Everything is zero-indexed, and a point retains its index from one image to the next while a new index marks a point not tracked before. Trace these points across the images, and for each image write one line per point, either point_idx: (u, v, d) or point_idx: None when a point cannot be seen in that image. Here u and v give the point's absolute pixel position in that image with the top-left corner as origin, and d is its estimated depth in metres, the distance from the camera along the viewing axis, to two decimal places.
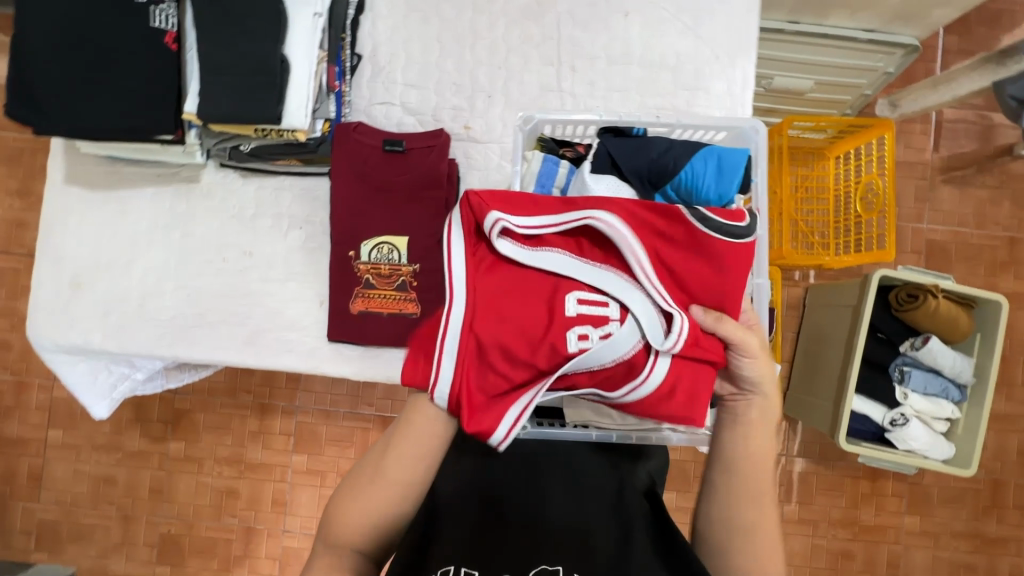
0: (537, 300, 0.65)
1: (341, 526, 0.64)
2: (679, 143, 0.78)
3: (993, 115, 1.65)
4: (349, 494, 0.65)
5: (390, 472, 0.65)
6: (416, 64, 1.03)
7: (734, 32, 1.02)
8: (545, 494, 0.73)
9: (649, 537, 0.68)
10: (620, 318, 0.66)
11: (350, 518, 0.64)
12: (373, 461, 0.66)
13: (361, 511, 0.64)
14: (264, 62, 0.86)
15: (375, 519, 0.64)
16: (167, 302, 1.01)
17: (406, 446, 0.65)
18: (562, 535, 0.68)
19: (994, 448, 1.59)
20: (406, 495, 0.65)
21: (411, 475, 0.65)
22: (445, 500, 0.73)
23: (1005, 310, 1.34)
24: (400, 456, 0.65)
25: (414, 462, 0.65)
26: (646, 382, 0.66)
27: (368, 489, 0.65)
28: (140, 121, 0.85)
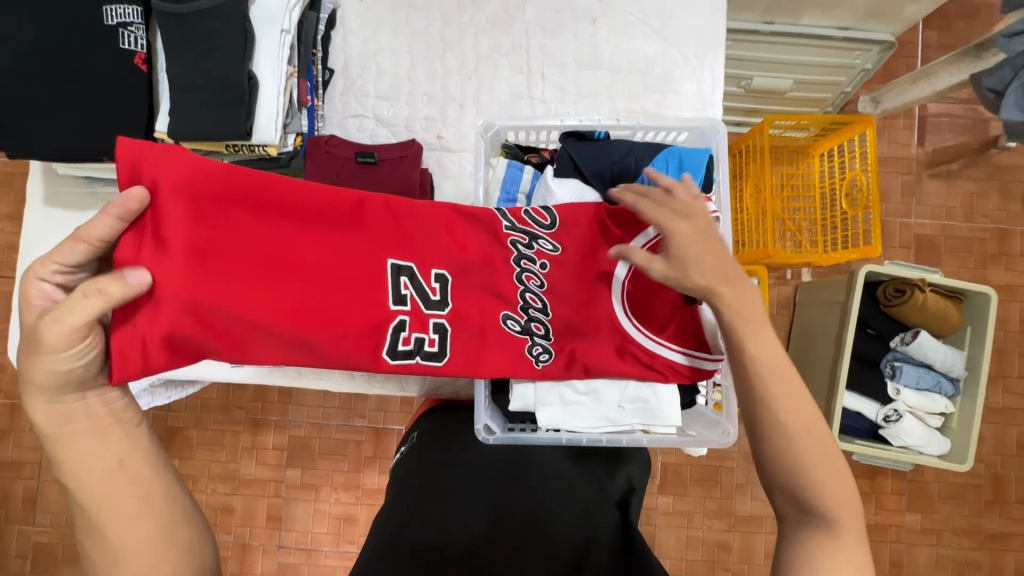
0: (266, 279, 0.65)
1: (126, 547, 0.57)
2: (640, 145, 0.78)
3: (977, 108, 1.66)
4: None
5: (127, 541, 0.58)
6: (387, 76, 1.05)
7: (702, 33, 1.03)
8: (517, 493, 0.73)
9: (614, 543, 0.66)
10: (425, 307, 0.73)
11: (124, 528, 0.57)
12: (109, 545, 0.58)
13: (118, 521, 0.57)
14: (231, 79, 0.86)
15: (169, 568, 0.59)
16: None
17: (75, 445, 0.57)
18: (524, 544, 0.66)
19: (993, 442, 1.57)
20: (164, 525, 0.60)
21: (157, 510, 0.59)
22: (409, 515, 0.70)
23: (995, 302, 1.33)
24: (115, 513, 0.58)
25: (101, 448, 0.58)
26: (439, 356, 0.73)
27: (130, 568, 0.58)
28: (111, 141, 0.86)
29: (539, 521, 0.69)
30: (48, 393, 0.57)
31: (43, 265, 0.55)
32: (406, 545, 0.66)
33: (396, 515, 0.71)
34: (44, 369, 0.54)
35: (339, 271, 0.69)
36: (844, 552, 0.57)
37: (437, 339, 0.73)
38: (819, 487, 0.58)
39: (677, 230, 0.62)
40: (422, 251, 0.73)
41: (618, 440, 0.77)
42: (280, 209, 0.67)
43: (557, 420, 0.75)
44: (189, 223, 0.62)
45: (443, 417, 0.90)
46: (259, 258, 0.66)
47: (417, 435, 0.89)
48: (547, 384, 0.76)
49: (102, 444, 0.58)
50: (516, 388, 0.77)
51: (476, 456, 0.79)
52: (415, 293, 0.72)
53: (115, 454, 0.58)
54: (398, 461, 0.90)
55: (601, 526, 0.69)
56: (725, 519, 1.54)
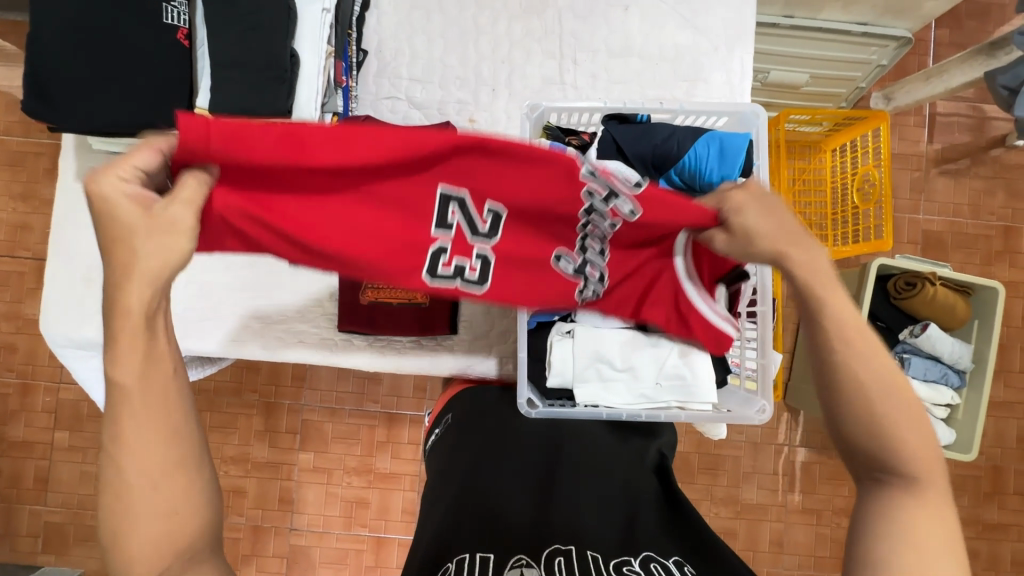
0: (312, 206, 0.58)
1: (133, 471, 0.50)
2: (682, 128, 0.78)
3: (985, 107, 1.68)
4: (120, 518, 0.50)
5: (138, 471, 0.50)
6: (420, 59, 1.05)
7: (732, 23, 1.04)
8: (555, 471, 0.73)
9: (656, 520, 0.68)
10: (470, 237, 0.65)
11: (136, 454, 0.50)
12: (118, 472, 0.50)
13: (141, 439, 0.50)
14: (273, 56, 0.87)
15: (173, 521, 0.51)
16: (178, 295, 1.02)
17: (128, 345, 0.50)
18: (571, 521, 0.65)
19: (993, 435, 1.61)
20: (180, 465, 0.52)
21: (179, 446, 0.52)
22: (456, 498, 0.70)
23: (1002, 296, 1.36)
24: (143, 435, 0.50)
25: (148, 357, 0.51)
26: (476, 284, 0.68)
27: (140, 499, 0.50)
28: (148, 113, 0.87)
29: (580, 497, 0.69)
30: (135, 282, 0.50)
31: (120, 169, 0.50)
32: (464, 522, 0.66)
33: (445, 496, 0.72)
34: (155, 255, 0.50)
35: (392, 203, 0.60)
36: (926, 504, 0.55)
37: (479, 265, 0.67)
38: (898, 443, 0.56)
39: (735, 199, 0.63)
40: (479, 181, 0.60)
41: (656, 415, 0.78)
42: (306, 135, 0.53)
43: (596, 396, 0.78)
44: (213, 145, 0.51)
45: (474, 400, 0.91)
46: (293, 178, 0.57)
47: (451, 416, 0.91)
48: (585, 361, 0.78)
49: (159, 354, 0.52)
50: (555, 364, 0.79)
51: (512, 432, 0.81)
52: (463, 221, 0.64)
53: (172, 365, 0.52)
54: (431, 444, 0.91)
55: (644, 500, 0.70)
56: (731, 507, 1.57)
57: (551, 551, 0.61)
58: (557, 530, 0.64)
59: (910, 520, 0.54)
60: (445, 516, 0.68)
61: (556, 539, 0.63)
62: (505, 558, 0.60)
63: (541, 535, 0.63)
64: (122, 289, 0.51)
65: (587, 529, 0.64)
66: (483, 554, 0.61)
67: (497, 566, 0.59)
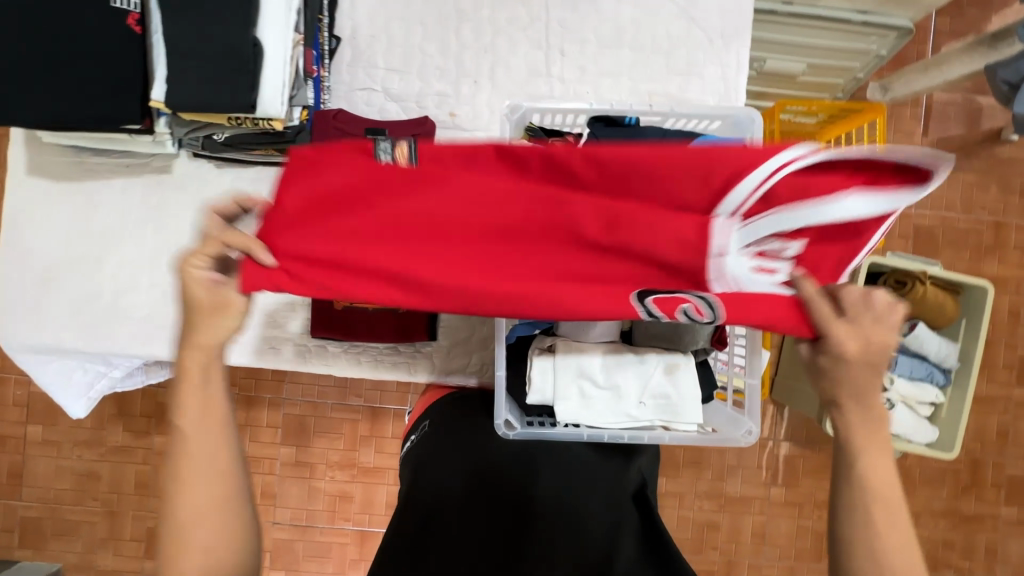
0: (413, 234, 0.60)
1: (183, 511, 0.53)
2: (673, 133, 0.74)
3: (982, 98, 1.65)
4: (170, 571, 0.52)
5: (187, 507, 0.53)
6: (397, 47, 0.99)
7: (728, 13, 0.98)
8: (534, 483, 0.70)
9: (635, 544, 0.65)
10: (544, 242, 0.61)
11: (189, 495, 0.53)
12: (169, 510, 0.53)
13: (194, 481, 0.54)
14: (233, 47, 0.80)
15: (217, 556, 0.53)
16: (141, 298, 0.97)
17: (184, 395, 0.55)
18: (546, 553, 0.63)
19: (974, 430, 1.62)
20: (222, 502, 0.55)
21: (221, 487, 0.55)
22: (428, 520, 0.68)
23: (992, 296, 1.35)
24: (193, 475, 0.54)
25: (203, 403, 0.56)
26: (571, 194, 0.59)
27: (194, 535, 0.53)
28: (102, 109, 0.80)
29: (559, 519, 0.66)
30: (194, 350, 0.56)
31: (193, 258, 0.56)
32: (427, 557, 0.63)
33: (410, 521, 0.68)
34: (214, 328, 0.56)
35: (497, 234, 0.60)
36: None
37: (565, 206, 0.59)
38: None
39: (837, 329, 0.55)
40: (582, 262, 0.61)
41: (639, 437, 0.75)
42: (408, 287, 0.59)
43: (577, 414, 0.73)
44: (302, 266, 0.58)
45: (450, 414, 0.86)
46: (379, 217, 0.59)
47: (427, 424, 0.87)
48: (566, 378, 0.74)
49: (211, 400, 0.56)
50: (534, 381, 0.75)
51: (484, 446, 0.76)
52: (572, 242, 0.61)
53: (220, 408, 0.56)
54: (407, 449, 0.88)
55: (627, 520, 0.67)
56: (715, 500, 1.57)
57: None
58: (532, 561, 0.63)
59: None
60: (411, 547, 0.65)
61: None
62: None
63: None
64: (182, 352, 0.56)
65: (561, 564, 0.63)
66: None
67: None
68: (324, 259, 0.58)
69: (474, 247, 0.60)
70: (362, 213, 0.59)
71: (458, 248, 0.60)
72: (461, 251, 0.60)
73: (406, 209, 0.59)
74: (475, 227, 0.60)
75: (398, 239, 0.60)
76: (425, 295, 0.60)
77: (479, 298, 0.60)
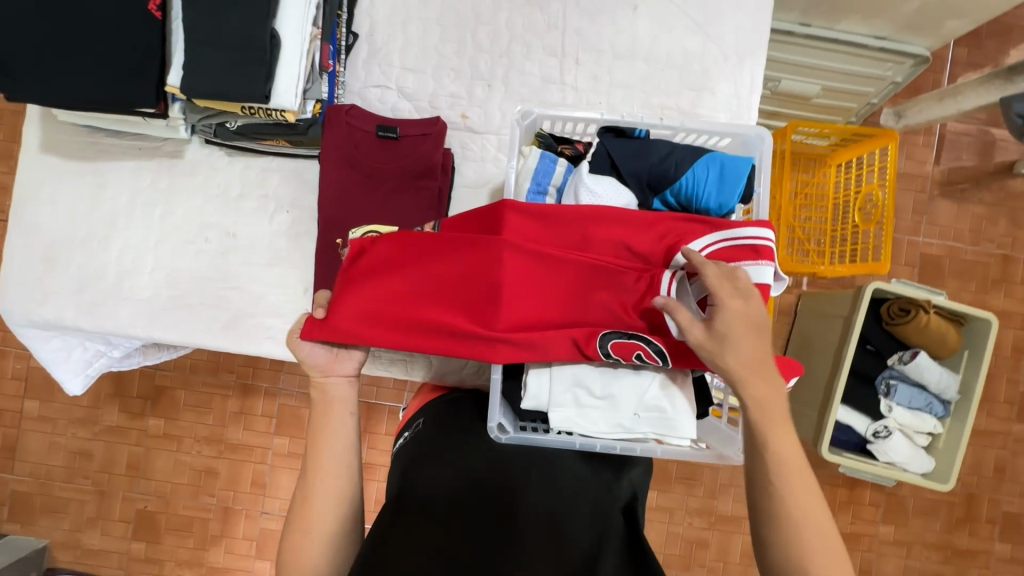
0: (426, 284, 0.73)
1: (316, 498, 0.69)
2: (682, 147, 0.73)
3: (995, 131, 1.65)
4: (302, 543, 0.67)
5: (323, 493, 0.69)
6: (413, 47, 1.00)
7: (745, 32, 0.99)
8: (522, 488, 0.68)
9: (621, 549, 0.63)
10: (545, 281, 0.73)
11: (323, 486, 0.69)
12: (306, 497, 0.69)
13: (326, 476, 0.70)
14: (251, 37, 0.81)
15: (335, 532, 0.69)
16: (145, 281, 0.98)
17: (321, 409, 0.73)
18: (529, 546, 0.61)
19: (971, 463, 1.60)
20: (346, 494, 0.70)
21: (345, 482, 0.71)
22: (417, 517, 0.66)
23: (995, 329, 1.33)
24: (328, 471, 0.70)
25: (344, 411, 0.73)
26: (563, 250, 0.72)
27: (321, 515, 0.68)
28: (117, 91, 0.81)
29: (545, 520, 0.64)
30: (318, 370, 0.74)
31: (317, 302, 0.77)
32: (409, 557, 0.61)
33: (397, 521, 0.66)
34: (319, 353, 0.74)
35: (493, 286, 0.71)
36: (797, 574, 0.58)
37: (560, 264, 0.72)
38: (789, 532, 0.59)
39: (730, 306, 0.62)
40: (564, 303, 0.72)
41: (631, 449, 0.74)
42: (423, 328, 0.72)
43: (571, 422, 0.73)
44: (351, 316, 0.73)
45: (444, 415, 0.85)
46: (411, 276, 0.74)
47: (422, 422, 0.86)
48: (561, 384, 0.74)
49: (339, 417, 0.73)
50: (531, 385, 0.75)
51: (475, 450, 0.75)
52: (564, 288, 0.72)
53: (347, 420, 0.73)
54: (399, 447, 0.87)
55: (613, 526, 0.66)
56: (705, 517, 1.56)
57: None
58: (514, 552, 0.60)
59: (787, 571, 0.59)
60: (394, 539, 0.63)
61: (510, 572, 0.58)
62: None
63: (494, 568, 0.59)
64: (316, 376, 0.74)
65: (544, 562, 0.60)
66: None
67: None
68: (369, 313, 0.73)
69: (483, 297, 0.71)
70: (396, 273, 0.74)
71: (466, 300, 0.72)
72: (473, 302, 0.72)
73: (430, 268, 0.73)
74: (481, 282, 0.71)
75: (425, 293, 0.73)
76: (445, 340, 0.71)
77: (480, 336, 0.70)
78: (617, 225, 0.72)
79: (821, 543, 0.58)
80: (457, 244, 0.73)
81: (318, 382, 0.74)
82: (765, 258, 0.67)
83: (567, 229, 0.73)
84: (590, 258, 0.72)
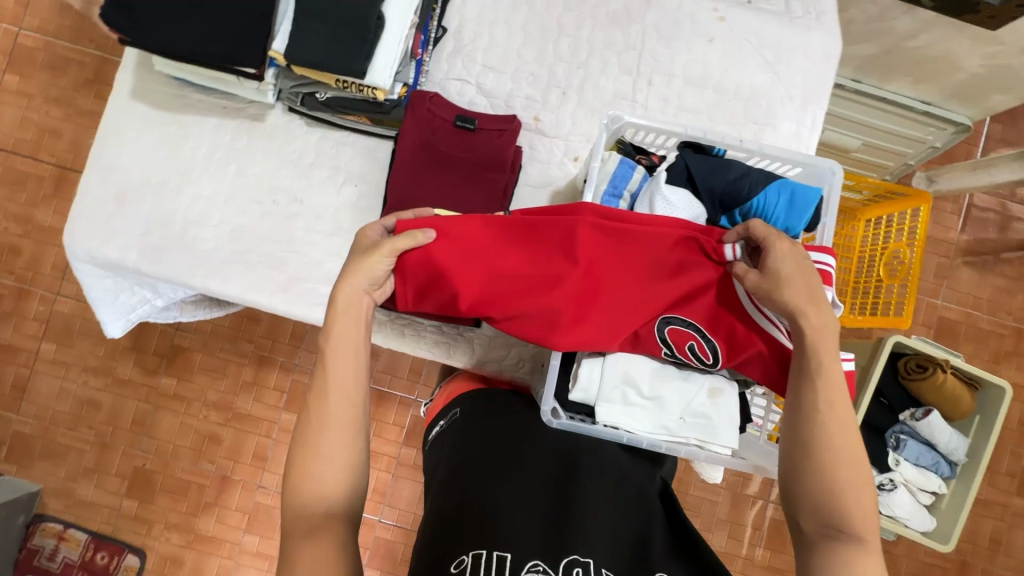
0: (499, 269, 0.76)
1: (324, 418, 0.67)
2: (757, 170, 0.77)
3: (1020, 207, 1.70)
4: (308, 464, 0.65)
5: (332, 416, 0.67)
6: (497, 48, 1.05)
7: (811, 77, 1.04)
8: (575, 474, 0.72)
9: (665, 535, 0.67)
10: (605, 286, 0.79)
11: (333, 405, 0.68)
12: (315, 416, 0.67)
13: (337, 396, 0.68)
14: (359, 16, 0.86)
15: (341, 460, 0.66)
16: (209, 233, 1.01)
17: (336, 325, 0.71)
18: (588, 525, 0.65)
19: (968, 531, 1.61)
20: (353, 419, 0.68)
21: (351, 406, 0.68)
22: (474, 500, 0.68)
23: (1007, 397, 1.36)
24: (335, 392, 0.68)
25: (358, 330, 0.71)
26: (625, 261, 0.75)
27: (329, 439, 0.66)
28: (226, 49, 0.85)
29: (599, 504, 0.68)
30: (356, 285, 0.72)
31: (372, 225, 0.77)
32: (473, 534, 0.64)
33: (456, 502, 0.69)
34: (363, 273, 0.72)
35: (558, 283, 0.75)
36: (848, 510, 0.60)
37: (620, 275, 0.75)
38: (837, 470, 0.61)
39: (780, 248, 0.67)
40: (621, 311, 0.75)
41: (676, 449, 0.77)
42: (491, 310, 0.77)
43: (617, 419, 0.75)
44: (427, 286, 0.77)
45: (487, 398, 0.88)
46: (482, 261, 0.76)
47: (459, 411, 0.88)
48: (612, 382, 0.76)
49: (354, 334, 0.71)
50: (582, 378, 0.77)
51: (528, 435, 0.78)
52: (622, 299, 0.75)
53: (359, 339, 0.71)
54: (435, 436, 0.88)
55: (656, 515, 0.70)
56: None
57: (570, 562, 0.60)
58: (576, 530, 0.64)
59: (838, 505, 0.60)
60: (462, 513, 0.67)
61: (574, 547, 0.62)
62: (521, 564, 0.61)
63: (558, 541, 0.63)
64: (339, 286, 0.72)
65: (602, 544, 0.63)
66: (499, 556, 0.61)
67: (513, 569, 0.60)
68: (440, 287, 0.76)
69: (547, 291, 0.75)
70: (467, 252, 0.76)
71: (533, 290, 0.75)
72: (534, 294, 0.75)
73: (503, 254, 0.76)
74: (546, 278, 0.75)
75: (494, 276, 0.76)
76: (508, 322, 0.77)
77: (540, 327, 0.75)
78: (681, 244, 0.74)
79: (855, 468, 0.62)
80: (532, 235, 0.76)
81: (346, 293, 0.71)
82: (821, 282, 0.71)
83: (633, 242, 0.75)
84: (646, 273, 0.75)
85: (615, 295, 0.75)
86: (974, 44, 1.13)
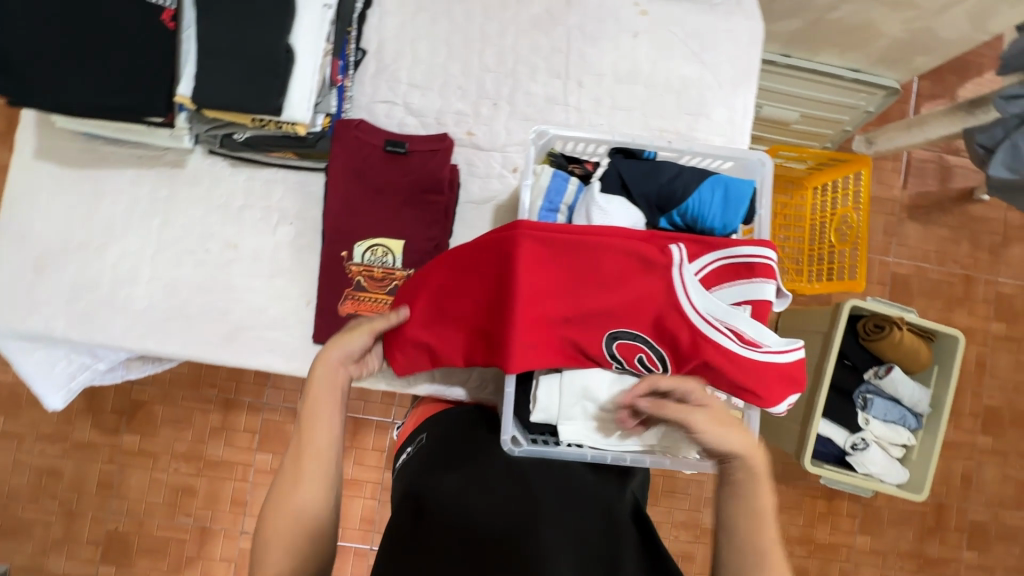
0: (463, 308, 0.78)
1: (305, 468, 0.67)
2: (688, 170, 0.77)
3: (955, 158, 1.76)
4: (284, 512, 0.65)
5: (311, 467, 0.67)
6: (421, 65, 1.02)
7: (738, 62, 1.05)
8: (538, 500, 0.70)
9: (634, 555, 0.66)
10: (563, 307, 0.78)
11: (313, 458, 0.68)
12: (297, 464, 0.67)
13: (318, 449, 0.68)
14: (266, 51, 0.82)
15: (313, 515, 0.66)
16: (141, 290, 0.95)
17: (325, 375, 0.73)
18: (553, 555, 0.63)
19: (941, 475, 1.67)
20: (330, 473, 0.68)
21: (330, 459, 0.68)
22: (435, 534, 0.65)
23: (961, 346, 1.41)
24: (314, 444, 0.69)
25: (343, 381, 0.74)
26: (569, 275, 0.73)
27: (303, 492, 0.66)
28: (128, 101, 0.81)
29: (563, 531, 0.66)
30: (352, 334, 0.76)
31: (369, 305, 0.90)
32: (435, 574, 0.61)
33: (416, 539, 0.66)
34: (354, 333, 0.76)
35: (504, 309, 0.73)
36: None
37: (565, 287, 0.73)
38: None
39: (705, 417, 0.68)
40: (571, 326, 0.73)
41: (642, 460, 0.77)
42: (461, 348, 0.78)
43: (580, 434, 0.75)
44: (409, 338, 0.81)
45: (451, 426, 0.87)
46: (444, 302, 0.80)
47: (426, 437, 0.86)
48: (571, 398, 0.75)
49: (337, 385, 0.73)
50: (541, 399, 0.76)
51: (491, 463, 0.76)
52: (570, 314, 0.73)
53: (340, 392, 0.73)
54: (402, 465, 0.86)
55: (625, 534, 0.68)
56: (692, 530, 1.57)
57: None
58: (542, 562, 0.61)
59: None
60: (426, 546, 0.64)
61: None
62: None
63: None
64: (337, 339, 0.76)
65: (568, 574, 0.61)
66: None
67: None
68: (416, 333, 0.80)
69: (496, 317, 0.74)
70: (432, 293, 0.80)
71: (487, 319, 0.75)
72: (486, 315, 0.76)
73: (460, 291, 0.78)
74: (493, 305, 0.75)
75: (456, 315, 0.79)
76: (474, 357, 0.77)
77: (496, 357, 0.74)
78: (625, 251, 0.73)
79: None
80: (480, 266, 0.76)
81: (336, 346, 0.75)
82: (759, 276, 0.71)
83: (573, 253, 0.73)
84: (592, 282, 0.73)
85: (565, 311, 0.73)
86: (890, 12, 1.15)
